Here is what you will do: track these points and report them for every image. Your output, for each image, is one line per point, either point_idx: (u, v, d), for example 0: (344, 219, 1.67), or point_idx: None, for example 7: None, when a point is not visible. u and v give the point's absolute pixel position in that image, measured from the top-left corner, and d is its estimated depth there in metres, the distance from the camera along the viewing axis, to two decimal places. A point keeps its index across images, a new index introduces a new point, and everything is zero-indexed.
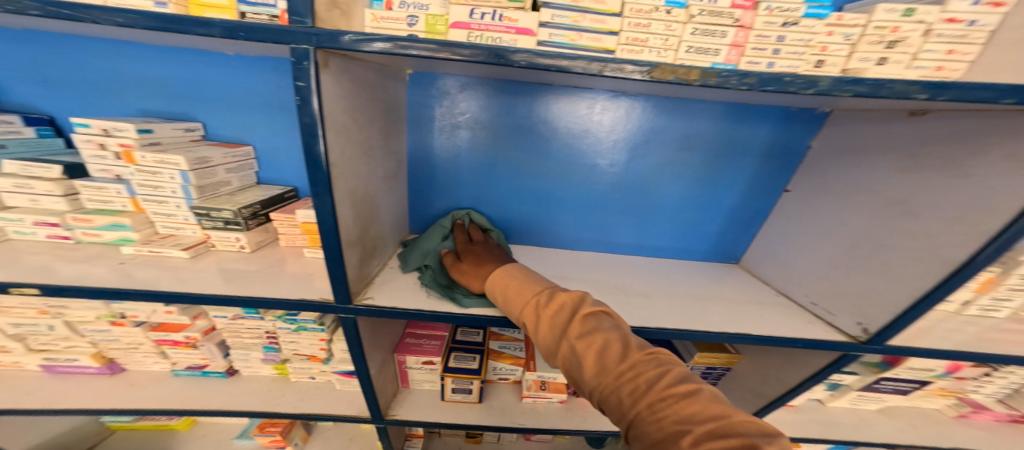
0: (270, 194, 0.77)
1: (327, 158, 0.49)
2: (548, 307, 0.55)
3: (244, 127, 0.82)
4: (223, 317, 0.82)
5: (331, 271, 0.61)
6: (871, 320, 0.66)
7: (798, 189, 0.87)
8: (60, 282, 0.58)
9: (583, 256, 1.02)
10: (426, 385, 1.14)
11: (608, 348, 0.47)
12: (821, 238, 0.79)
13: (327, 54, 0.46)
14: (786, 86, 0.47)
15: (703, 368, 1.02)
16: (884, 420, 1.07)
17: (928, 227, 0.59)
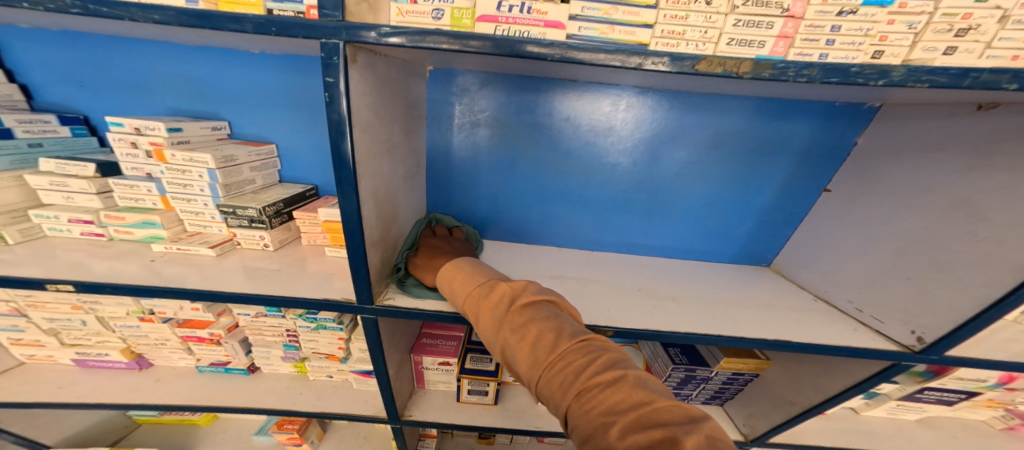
0: (293, 193, 0.77)
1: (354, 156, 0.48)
2: (490, 299, 0.54)
3: (268, 126, 0.83)
4: (246, 314, 0.83)
5: (355, 270, 0.60)
6: (928, 328, 0.61)
7: (839, 189, 0.82)
8: (93, 279, 0.59)
9: (605, 258, 1.00)
10: (442, 386, 1.13)
11: (541, 338, 0.46)
12: (865, 240, 0.74)
13: (355, 50, 0.47)
14: (856, 77, 0.48)
15: (729, 373, 0.98)
16: (925, 433, 1.00)
17: (998, 230, 0.55)
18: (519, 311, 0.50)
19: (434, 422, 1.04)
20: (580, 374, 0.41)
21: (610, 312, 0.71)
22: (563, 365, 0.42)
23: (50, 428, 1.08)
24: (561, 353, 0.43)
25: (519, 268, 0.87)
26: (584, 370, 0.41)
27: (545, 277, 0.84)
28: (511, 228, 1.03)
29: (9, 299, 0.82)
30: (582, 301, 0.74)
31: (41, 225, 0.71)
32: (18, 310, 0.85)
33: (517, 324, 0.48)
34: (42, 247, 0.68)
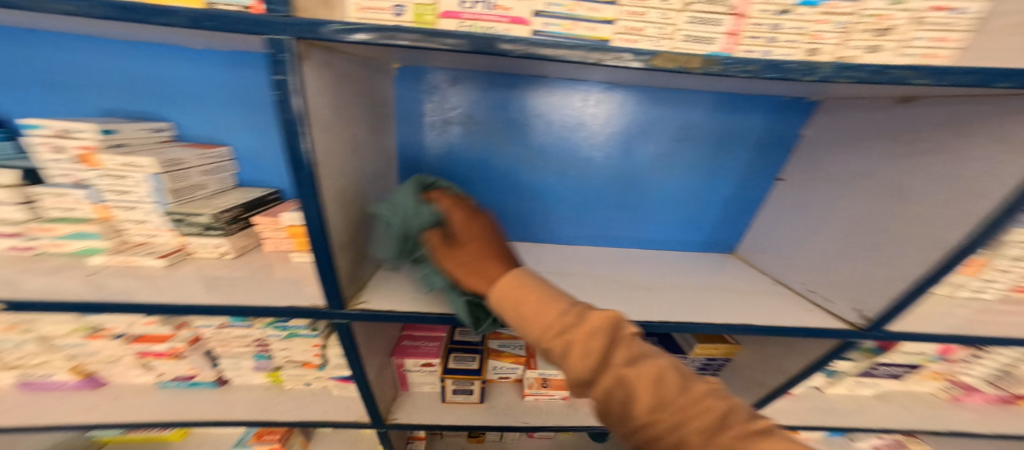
0: (251, 198, 0.73)
1: (311, 158, 0.45)
2: (586, 326, 0.41)
3: (219, 126, 0.78)
4: (210, 325, 0.79)
5: (322, 276, 0.57)
6: (869, 305, 0.66)
7: (792, 177, 0.87)
8: (25, 297, 0.54)
9: (583, 251, 1.00)
10: (427, 387, 1.13)
11: (615, 350, 0.40)
12: (818, 225, 0.78)
13: (309, 47, 0.42)
14: (789, 73, 0.44)
15: (703, 359, 1.02)
16: (880, 406, 1.08)
17: (921, 211, 0.59)
18: (582, 317, 0.42)
19: (421, 424, 1.04)
20: (668, 390, 0.38)
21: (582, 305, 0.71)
22: (647, 382, 0.38)
23: None
24: (643, 369, 0.39)
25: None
26: (667, 383, 0.38)
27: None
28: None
29: None
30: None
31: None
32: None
33: (585, 334, 0.40)
34: None
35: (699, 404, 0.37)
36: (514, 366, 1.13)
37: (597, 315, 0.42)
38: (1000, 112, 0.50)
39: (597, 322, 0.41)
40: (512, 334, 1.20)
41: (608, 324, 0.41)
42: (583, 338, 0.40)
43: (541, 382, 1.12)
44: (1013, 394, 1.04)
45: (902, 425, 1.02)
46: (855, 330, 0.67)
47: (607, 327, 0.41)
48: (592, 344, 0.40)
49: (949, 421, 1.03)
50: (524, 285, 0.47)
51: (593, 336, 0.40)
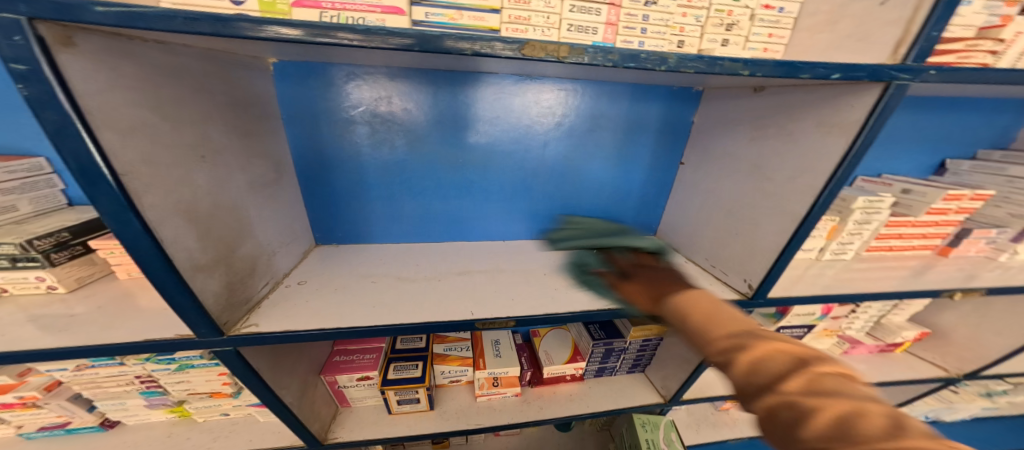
0: (86, 218, 0.63)
1: (109, 162, 0.37)
2: (778, 350, 0.39)
3: (26, 134, 0.65)
4: (63, 369, 0.67)
5: (176, 306, 0.48)
6: (753, 275, 0.72)
7: (690, 161, 0.93)
8: None
9: (517, 244, 0.98)
10: (371, 400, 0.96)
11: (786, 371, 0.36)
12: (712, 204, 0.84)
13: (69, 29, 0.35)
14: (644, 62, 0.48)
15: (639, 341, 1.03)
16: None
17: (780, 188, 0.66)
18: (755, 335, 0.42)
19: (364, 441, 0.87)
20: (853, 425, 0.29)
21: (514, 301, 0.69)
22: (821, 409, 0.31)
23: None
24: (818, 396, 0.32)
25: (421, 267, 0.80)
26: (863, 421, 0.29)
27: (449, 275, 0.78)
28: (412, 230, 0.92)
29: None
30: (483, 296, 0.70)
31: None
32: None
33: (761, 352, 0.39)
34: None
35: None
36: (463, 369, 0.98)
37: (761, 336, 0.42)
38: (824, 100, 0.60)
39: (780, 345, 0.39)
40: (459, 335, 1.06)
41: (772, 347, 0.39)
42: (755, 358, 0.39)
43: (493, 382, 0.96)
44: (888, 343, 1.20)
45: None
46: (744, 299, 0.73)
47: (779, 349, 0.38)
48: (763, 365, 0.38)
49: None
50: (697, 302, 0.52)
51: (763, 357, 0.39)
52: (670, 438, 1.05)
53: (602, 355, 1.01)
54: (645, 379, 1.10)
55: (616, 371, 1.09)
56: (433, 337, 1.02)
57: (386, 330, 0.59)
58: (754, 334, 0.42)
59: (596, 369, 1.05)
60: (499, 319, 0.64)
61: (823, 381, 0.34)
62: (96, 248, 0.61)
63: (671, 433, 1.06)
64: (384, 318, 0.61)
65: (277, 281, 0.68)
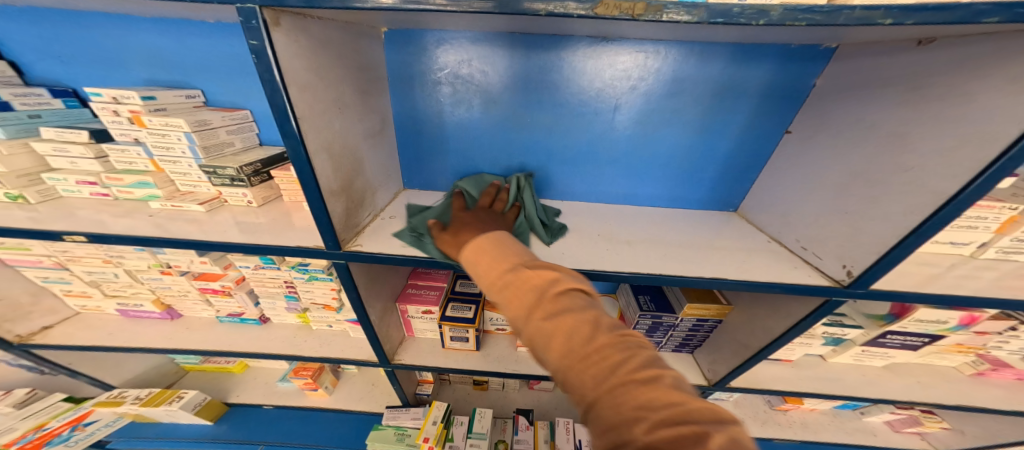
0: (271, 155, 0.86)
1: (293, 111, 0.53)
2: (523, 289, 0.47)
3: (241, 94, 0.91)
4: (247, 267, 0.94)
5: (317, 219, 0.65)
6: (857, 262, 0.64)
7: (799, 129, 0.82)
8: (111, 233, 0.69)
9: (582, 207, 1.02)
10: (429, 334, 1.05)
11: (539, 303, 0.45)
12: (817, 176, 0.74)
13: (278, 13, 0.49)
14: (737, 17, 0.47)
15: (691, 320, 0.90)
16: (889, 377, 0.96)
17: (923, 160, 0.55)
18: (520, 274, 0.48)
19: (422, 367, 0.98)
20: (577, 339, 0.41)
21: (564, 254, 0.72)
22: (556, 332, 0.42)
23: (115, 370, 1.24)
24: (559, 319, 0.42)
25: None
26: (574, 332, 0.41)
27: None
28: None
29: (47, 256, 0.91)
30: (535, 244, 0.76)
31: (55, 187, 0.78)
32: (60, 264, 0.93)
33: (516, 302, 0.47)
34: (59, 206, 0.76)
35: (600, 354, 0.39)
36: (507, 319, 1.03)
37: (532, 273, 0.48)
38: None
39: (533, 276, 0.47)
40: None
41: (517, 290, 0.48)
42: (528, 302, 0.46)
43: None
44: None
45: (909, 398, 0.91)
46: (839, 288, 0.65)
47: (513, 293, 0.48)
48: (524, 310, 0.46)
49: (972, 397, 0.91)
50: (493, 245, 0.54)
51: (526, 292, 0.47)
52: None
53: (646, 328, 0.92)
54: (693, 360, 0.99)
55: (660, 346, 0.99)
56: None
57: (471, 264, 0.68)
58: (533, 267, 0.49)
59: None
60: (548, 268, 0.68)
61: (571, 302, 0.44)
62: (274, 176, 0.84)
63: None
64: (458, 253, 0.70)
65: (376, 213, 0.83)
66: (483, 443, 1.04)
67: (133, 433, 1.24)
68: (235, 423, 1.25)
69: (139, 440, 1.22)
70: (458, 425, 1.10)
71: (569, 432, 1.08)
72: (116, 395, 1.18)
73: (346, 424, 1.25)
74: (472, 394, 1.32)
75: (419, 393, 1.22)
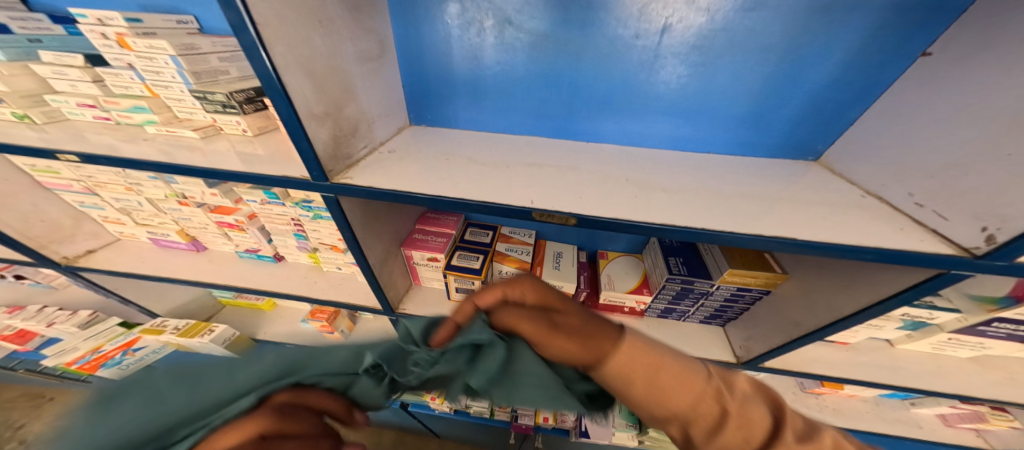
0: None
1: (252, 17, 0.44)
2: (743, 414, 0.37)
3: None
4: (255, 201, 0.89)
5: (298, 144, 0.57)
6: (1012, 220, 0.42)
7: (949, 48, 0.55)
8: (125, 158, 0.69)
9: (608, 150, 0.84)
10: (436, 284, 1.00)
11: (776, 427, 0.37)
12: (966, 107, 0.49)
13: None
14: None
15: (731, 289, 0.67)
16: (973, 370, 0.79)
17: None
18: (729, 391, 0.39)
19: (425, 319, 0.93)
20: None
21: (581, 199, 0.58)
22: None
23: (160, 298, 1.35)
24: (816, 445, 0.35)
25: (496, 154, 0.76)
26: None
27: (520, 165, 0.70)
28: (496, 121, 0.91)
29: (76, 180, 0.95)
30: (545, 185, 0.62)
31: (60, 110, 0.78)
32: (89, 189, 0.98)
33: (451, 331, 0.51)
34: (66, 128, 0.76)
35: None
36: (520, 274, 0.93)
37: (740, 384, 0.39)
38: None
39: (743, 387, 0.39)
40: (524, 240, 0.99)
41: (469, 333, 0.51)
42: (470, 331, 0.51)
43: None
44: None
45: (999, 396, 0.74)
46: (965, 257, 0.45)
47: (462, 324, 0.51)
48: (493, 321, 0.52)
49: None
50: (648, 349, 0.41)
51: (748, 406, 0.38)
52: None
53: (672, 294, 0.73)
54: (722, 335, 0.80)
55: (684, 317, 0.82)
56: (499, 236, 0.99)
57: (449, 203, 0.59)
58: (728, 381, 0.40)
59: (661, 309, 0.81)
60: (561, 214, 0.54)
61: (803, 419, 0.38)
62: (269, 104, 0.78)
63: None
64: (440, 191, 0.60)
65: (375, 147, 0.74)
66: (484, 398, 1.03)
67: None
68: None
69: None
70: None
71: None
72: (159, 324, 1.25)
73: None
74: None
75: None
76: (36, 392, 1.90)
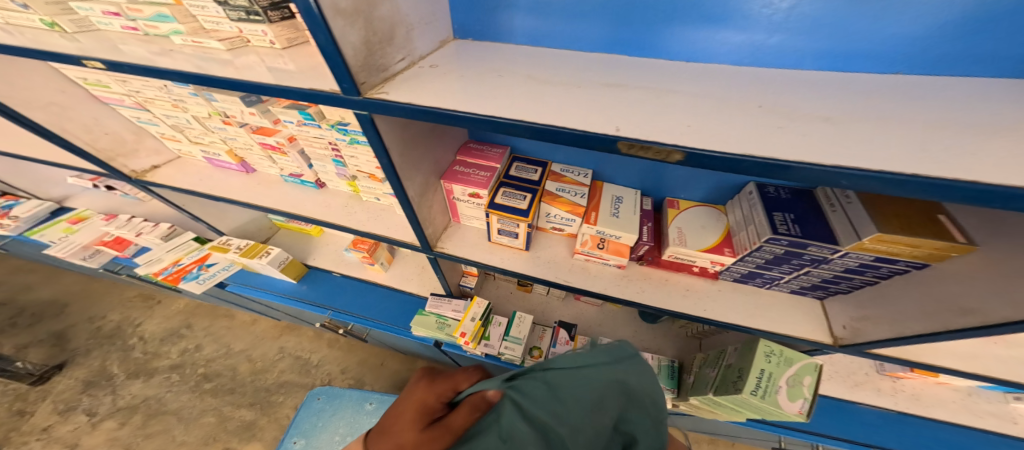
0: None
1: None
2: None
3: None
4: (291, 122, 0.82)
5: (322, 48, 0.42)
6: None
7: None
8: (156, 67, 0.62)
9: (710, 72, 0.52)
10: (476, 223, 0.93)
11: None
12: None
13: None
14: None
15: (868, 258, 0.51)
16: None
17: None
18: None
19: (463, 259, 0.88)
20: None
21: (691, 128, 0.38)
22: None
23: (224, 219, 1.43)
24: None
25: (567, 68, 0.55)
26: None
27: (590, 85, 0.49)
28: (536, 29, 0.63)
29: (126, 95, 0.94)
30: (638, 108, 0.42)
31: (89, 19, 0.71)
32: (140, 104, 0.97)
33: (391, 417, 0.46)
34: (98, 38, 0.70)
35: None
36: (570, 218, 0.82)
37: None
38: None
39: None
40: (578, 180, 0.86)
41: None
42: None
43: (598, 244, 0.80)
44: None
45: None
46: None
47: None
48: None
49: None
50: None
51: None
52: (796, 378, 0.65)
53: (771, 257, 0.60)
54: (819, 310, 0.66)
55: (772, 284, 0.69)
56: (548, 174, 0.87)
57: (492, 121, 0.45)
58: None
59: (742, 272, 0.69)
60: (661, 146, 0.36)
61: None
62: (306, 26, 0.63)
63: (804, 377, 0.65)
64: (487, 108, 0.46)
65: (412, 60, 0.56)
66: (517, 348, 1.02)
67: (244, 280, 1.47)
68: (313, 285, 1.41)
69: (249, 287, 1.45)
70: (496, 325, 1.08)
71: None
72: (224, 242, 1.36)
73: (400, 305, 1.34)
74: (515, 294, 1.28)
75: (463, 285, 1.21)
76: (148, 295, 2.26)
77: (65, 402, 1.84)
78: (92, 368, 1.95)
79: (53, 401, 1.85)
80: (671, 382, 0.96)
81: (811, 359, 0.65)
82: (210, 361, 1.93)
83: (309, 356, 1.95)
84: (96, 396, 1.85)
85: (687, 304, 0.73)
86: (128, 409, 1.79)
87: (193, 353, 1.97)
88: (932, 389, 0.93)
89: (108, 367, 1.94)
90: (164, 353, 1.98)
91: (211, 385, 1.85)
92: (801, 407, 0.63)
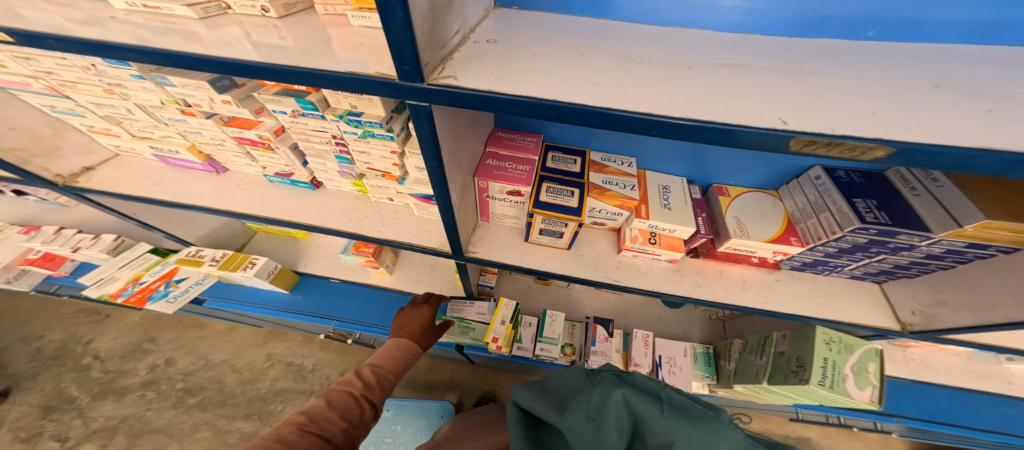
0: None
1: None
2: None
3: None
4: (283, 113, 0.65)
5: (387, 28, 0.32)
6: None
7: None
8: (87, 38, 0.44)
9: (813, 46, 0.46)
10: (509, 222, 0.84)
11: None
12: None
13: None
14: None
15: (960, 243, 0.51)
16: None
17: None
18: None
19: (500, 263, 0.79)
20: None
21: (880, 117, 0.32)
22: None
23: (186, 226, 1.21)
24: None
25: (656, 46, 0.47)
26: None
27: (702, 67, 0.42)
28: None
29: (32, 77, 0.71)
30: (784, 95, 0.36)
31: None
32: (55, 89, 0.74)
33: (415, 321, 0.84)
34: None
35: None
36: (618, 212, 0.75)
37: None
38: None
39: None
40: (621, 169, 0.79)
41: (399, 348, 0.75)
42: (410, 357, 0.75)
43: (649, 239, 0.74)
44: None
45: None
46: None
47: (422, 343, 0.81)
48: (399, 369, 0.71)
49: None
50: None
51: None
52: (861, 366, 0.66)
53: (850, 244, 0.59)
54: (880, 294, 0.68)
55: (833, 270, 0.69)
56: (590, 164, 0.79)
57: (609, 119, 0.36)
58: None
59: (805, 261, 0.68)
60: (860, 142, 0.30)
61: None
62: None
63: (869, 364, 0.66)
64: (591, 98, 0.37)
65: (467, 33, 0.44)
66: (552, 348, 0.99)
67: (224, 293, 1.28)
68: (308, 294, 1.26)
69: (229, 301, 1.27)
70: (527, 326, 1.04)
71: (647, 346, 0.97)
72: (194, 254, 1.16)
73: None
74: (534, 288, 1.22)
75: (482, 284, 1.12)
76: (93, 308, 1.95)
77: (25, 429, 1.58)
78: (46, 391, 1.68)
79: (9, 431, 1.58)
80: (710, 369, 0.98)
81: (872, 345, 0.67)
82: (188, 374, 1.73)
83: (303, 362, 1.79)
84: (61, 421, 1.60)
85: (747, 297, 0.71)
86: (105, 431, 1.58)
87: (165, 368, 1.74)
88: (938, 355, 0.98)
89: (67, 390, 1.68)
90: (130, 370, 1.74)
91: (197, 400, 1.66)
92: (871, 394, 0.64)
